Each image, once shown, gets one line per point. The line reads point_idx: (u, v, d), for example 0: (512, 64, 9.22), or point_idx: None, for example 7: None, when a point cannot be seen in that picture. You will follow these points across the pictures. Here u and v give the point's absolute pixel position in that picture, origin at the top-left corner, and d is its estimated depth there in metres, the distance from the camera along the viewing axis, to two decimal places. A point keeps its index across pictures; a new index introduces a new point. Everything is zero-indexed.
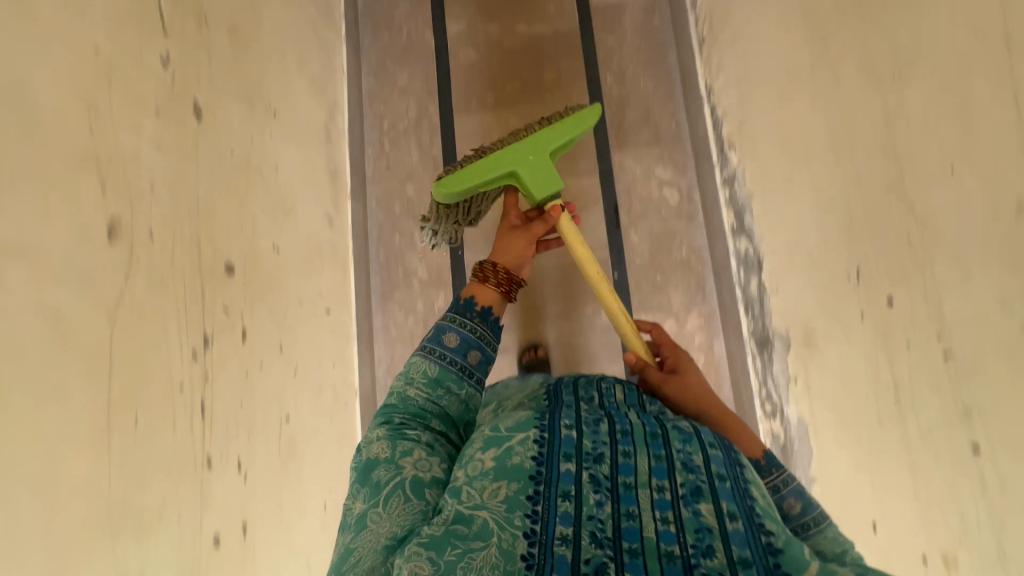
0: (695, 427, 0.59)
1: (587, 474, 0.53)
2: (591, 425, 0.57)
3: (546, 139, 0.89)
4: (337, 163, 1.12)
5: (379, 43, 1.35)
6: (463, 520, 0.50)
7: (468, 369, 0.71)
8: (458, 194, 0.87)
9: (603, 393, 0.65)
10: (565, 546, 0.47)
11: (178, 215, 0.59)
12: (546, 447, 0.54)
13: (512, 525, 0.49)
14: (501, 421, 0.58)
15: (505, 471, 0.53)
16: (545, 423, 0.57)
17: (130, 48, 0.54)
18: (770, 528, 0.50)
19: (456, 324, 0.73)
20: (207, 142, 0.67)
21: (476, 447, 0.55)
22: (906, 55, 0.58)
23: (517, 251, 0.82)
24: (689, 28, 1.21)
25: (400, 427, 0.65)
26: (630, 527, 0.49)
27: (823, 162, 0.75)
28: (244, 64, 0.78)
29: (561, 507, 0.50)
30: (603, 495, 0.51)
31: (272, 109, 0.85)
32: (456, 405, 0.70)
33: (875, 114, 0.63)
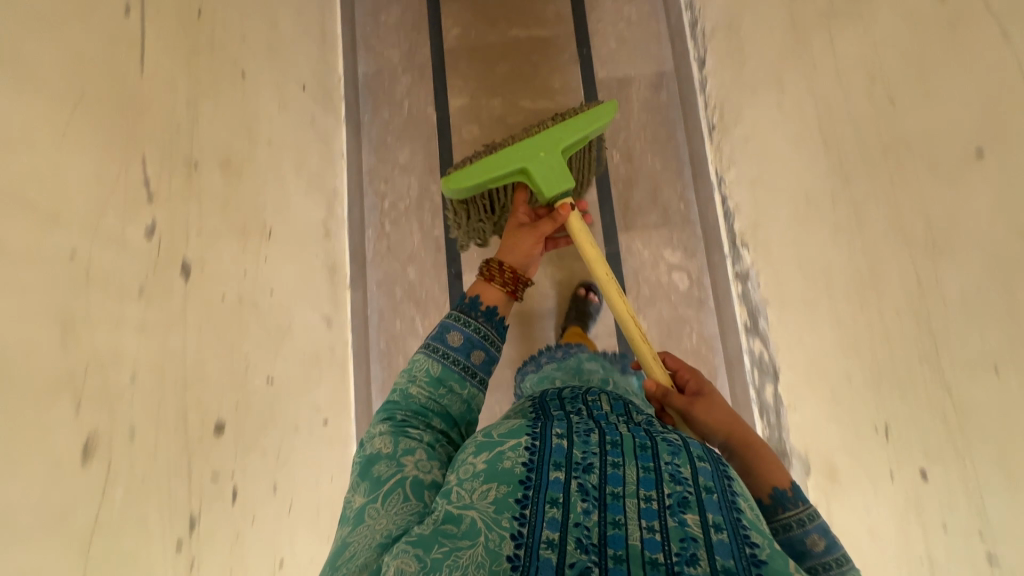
0: (684, 439, 0.57)
1: (575, 483, 0.51)
2: (581, 434, 0.56)
3: (559, 134, 0.90)
4: (336, 257, 1.09)
5: (380, 119, 1.33)
6: (453, 519, 0.50)
7: (470, 369, 0.73)
8: (471, 188, 0.89)
9: (590, 405, 0.63)
10: (550, 549, 0.46)
11: (163, 396, 0.56)
12: (536, 455, 0.53)
13: (499, 528, 0.48)
14: (494, 429, 0.59)
15: (495, 474, 0.53)
16: (536, 432, 0.56)
17: (112, 236, 0.51)
18: (756, 540, 0.49)
19: (461, 323, 0.75)
20: (197, 299, 0.63)
21: (469, 452, 0.57)
22: (941, 229, 0.54)
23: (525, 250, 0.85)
24: (699, 111, 1.19)
25: (402, 424, 0.67)
26: (615, 535, 0.47)
27: (845, 301, 0.71)
28: (238, 195, 0.75)
29: (547, 513, 0.49)
30: (590, 503, 0.50)
31: (267, 229, 0.82)
32: (457, 403, 0.72)
33: (907, 278, 0.59)
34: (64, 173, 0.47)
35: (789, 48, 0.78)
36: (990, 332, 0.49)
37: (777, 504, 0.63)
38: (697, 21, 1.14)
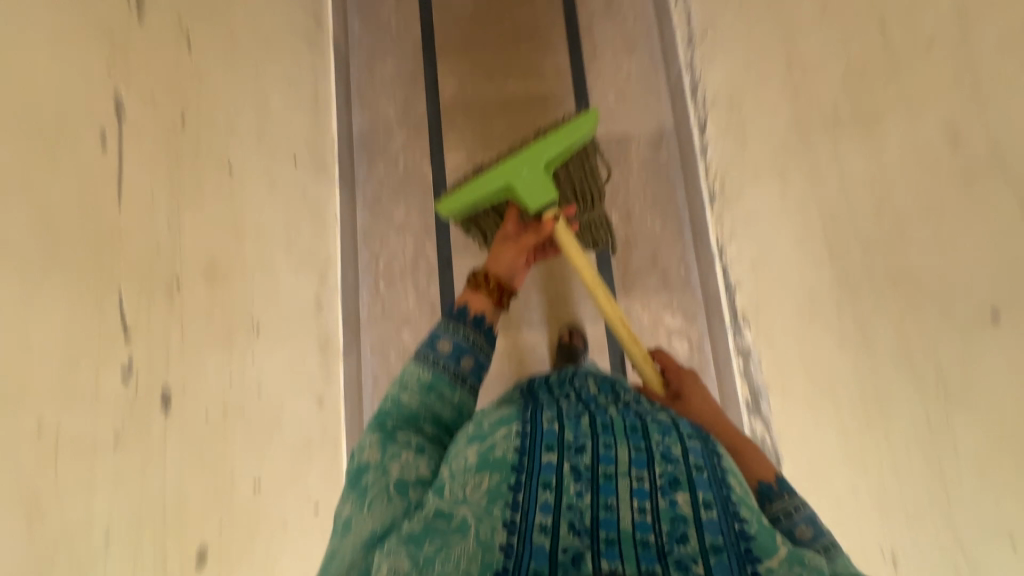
0: (674, 422, 0.68)
1: (568, 465, 0.59)
2: (572, 420, 0.64)
3: (540, 149, 0.89)
4: (328, 329, 1.07)
5: (374, 176, 1.30)
6: (442, 516, 0.56)
7: (461, 376, 0.72)
8: (462, 212, 0.92)
9: (578, 389, 0.75)
10: (543, 535, 0.55)
11: (139, 547, 0.54)
12: (528, 440, 0.61)
13: (491, 515, 0.56)
14: (484, 419, 0.65)
15: (487, 464, 0.59)
16: (527, 419, 0.64)
17: (83, 394, 0.49)
18: (745, 516, 0.58)
19: (449, 333, 0.73)
20: (178, 427, 0.61)
21: (462, 443, 0.63)
22: (954, 380, 0.51)
23: (508, 260, 0.83)
24: (700, 180, 1.14)
25: (392, 432, 0.65)
26: (608, 518, 0.56)
27: (850, 416, 0.69)
28: (223, 298, 0.72)
29: (541, 497, 0.57)
30: (582, 486, 0.58)
31: (255, 323, 0.80)
32: (448, 410, 0.70)
33: (916, 416, 0.56)
34: (31, 344, 0.44)
35: (793, 142, 0.76)
36: (1006, 500, 0.46)
37: (766, 496, 0.68)
38: (698, 84, 1.12)
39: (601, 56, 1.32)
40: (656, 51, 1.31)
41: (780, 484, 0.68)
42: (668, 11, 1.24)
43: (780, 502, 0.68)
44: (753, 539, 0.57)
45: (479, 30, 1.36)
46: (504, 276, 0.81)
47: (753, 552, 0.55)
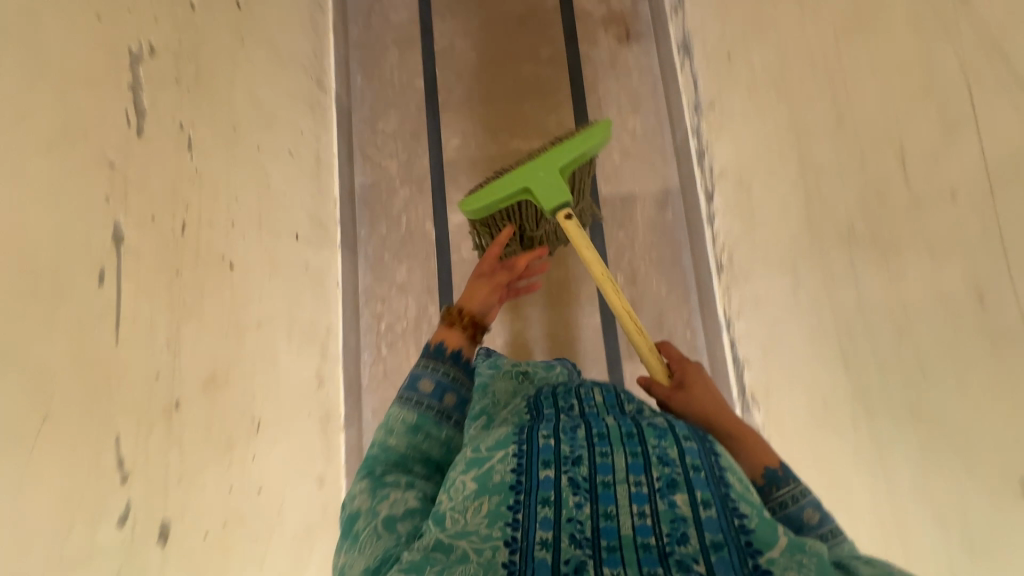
0: (669, 423, 0.63)
1: (565, 478, 0.56)
2: (568, 432, 0.61)
3: (556, 155, 0.94)
4: (329, 403, 1.05)
5: (376, 234, 1.28)
6: (443, 547, 0.53)
7: (444, 412, 0.81)
8: (482, 213, 0.98)
9: (583, 400, 0.69)
10: (545, 550, 0.50)
11: None
12: (524, 458, 0.58)
13: (493, 536, 0.53)
14: (481, 441, 0.62)
15: (486, 487, 0.56)
16: (523, 437, 0.60)
17: (75, 560, 0.47)
18: (743, 511, 0.53)
19: (430, 372, 0.84)
20: (176, 559, 0.59)
21: (459, 469, 0.60)
22: (980, 538, 0.49)
23: (482, 298, 0.96)
24: (706, 245, 1.13)
25: (380, 476, 0.67)
26: (608, 527, 0.52)
27: (869, 534, 0.67)
28: (223, 404, 0.70)
29: (541, 513, 0.53)
30: (581, 496, 0.55)
31: (255, 420, 0.78)
32: (436, 448, 0.77)
33: (940, 560, 0.55)
34: (21, 527, 0.42)
35: (806, 242, 0.74)
36: None
37: (770, 483, 0.69)
38: (704, 153, 1.10)
39: (606, 113, 1.31)
40: (660, 111, 1.30)
41: (786, 469, 0.69)
42: (672, 72, 1.23)
43: (788, 487, 0.68)
44: (754, 532, 0.52)
45: (481, 86, 1.35)
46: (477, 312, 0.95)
47: (758, 555, 0.49)
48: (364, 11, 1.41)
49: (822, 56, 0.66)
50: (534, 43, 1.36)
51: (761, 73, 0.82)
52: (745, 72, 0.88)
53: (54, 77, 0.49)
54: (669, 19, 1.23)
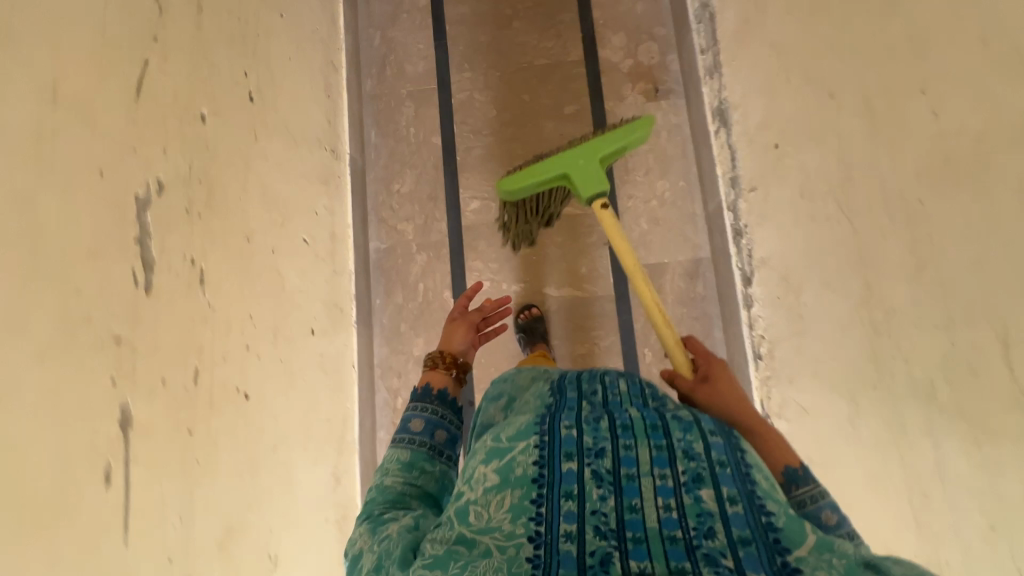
0: (695, 415, 0.59)
1: (589, 470, 0.52)
2: (591, 422, 0.57)
3: (599, 143, 0.94)
4: (346, 498, 1.00)
5: (392, 303, 1.23)
6: (465, 542, 0.49)
7: (438, 448, 0.69)
8: (520, 195, 0.98)
9: (608, 387, 0.63)
10: (570, 543, 0.47)
11: None
12: (546, 450, 0.54)
13: (516, 533, 0.48)
14: (501, 430, 0.58)
15: (507, 480, 0.52)
16: (544, 428, 0.56)
17: None
18: (770, 509, 0.51)
19: (416, 410, 0.72)
20: None
21: (479, 459, 0.56)
22: None
23: (459, 338, 0.87)
24: (745, 338, 1.04)
25: (381, 518, 0.58)
26: (632, 519, 0.49)
27: None
28: (240, 552, 0.65)
29: (564, 506, 0.49)
30: (605, 489, 0.51)
31: (273, 553, 0.73)
32: (434, 484, 0.67)
33: None
34: None
35: (868, 374, 0.69)
36: None
37: (790, 482, 0.64)
38: (742, 233, 1.04)
39: (633, 176, 1.25)
40: (691, 175, 1.24)
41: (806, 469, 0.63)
42: (705, 139, 1.16)
43: (805, 486, 0.64)
44: (782, 530, 0.49)
45: (502, 146, 1.28)
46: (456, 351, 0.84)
47: (789, 555, 0.47)
48: (379, 64, 1.35)
49: (897, 193, 0.60)
50: (557, 99, 1.30)
51: (815, 179, 0.76)
52: (795, 172, 0.82)
53: (54, 266, 0.44)
54: (703, 82, 1.16)
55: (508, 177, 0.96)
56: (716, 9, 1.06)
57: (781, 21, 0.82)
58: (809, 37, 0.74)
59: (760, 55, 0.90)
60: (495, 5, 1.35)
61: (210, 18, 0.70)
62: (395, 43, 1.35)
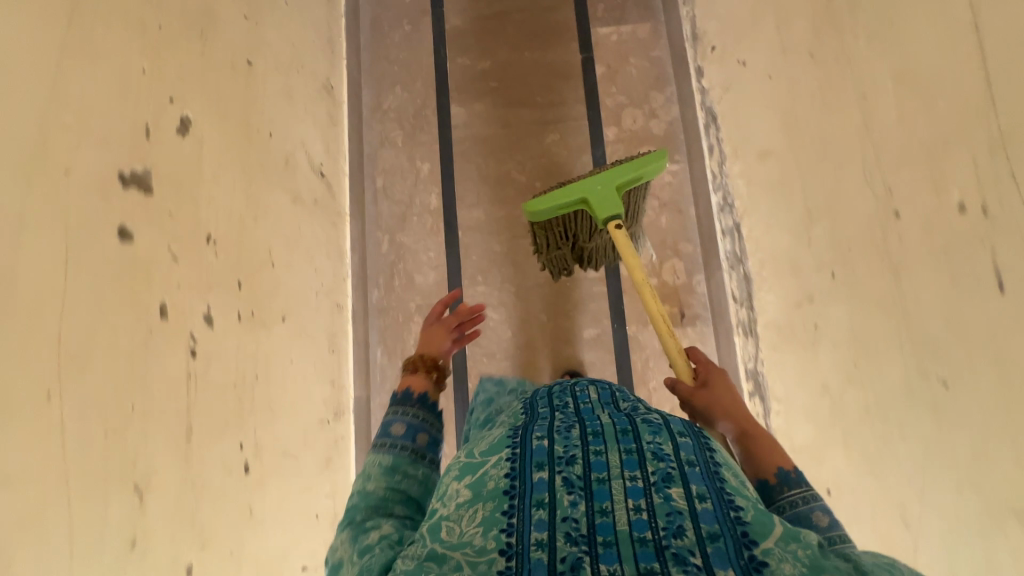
0: (663, 417, 0.57)
1: (560, 477, 0.50)
2: (563, 430, 0.55)
3: (622, 172, 0.97)
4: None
5: None
6: (436, 557, 0.48)
7: (418, 452, 0.69)
8: (540, 216, 0.99)
9: (578, 398, 0.60)
10: (541, 551, 0.46)
11: None
12: (517, 460, 0.52)
13: (486, 548, 0.47)
14: (476, 446, 0.58)
15: (479, 494, 0.51)
16: (516, 439, 0.55)
17: None
18: (739, 504, 0.49)
19: (400, 415, 0.73)
20: None
21: (454, 476, 0.55)
22: None
23: (437, 341, 0.93)
24: None
25: (362, 525, 0.59)
26: (603, 523, 0.47)
27: None
28: None
29: (536, 515, 0.48)
30: (577, 495, 0.49)
31: None
32: (417, 481, 0.67)
33: None
34: None
35: None
36: None
37: (781, 484, 0.67)
38: None
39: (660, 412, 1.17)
40: None
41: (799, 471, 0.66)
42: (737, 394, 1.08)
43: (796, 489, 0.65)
44: (751, 524, 0.47)
45: (518, 370, 1.21)
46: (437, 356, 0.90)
47: (757, 548, 0.45)
48: (387, 272, 1.26)
49: None
50: (578, 319, 1.22)
51: None
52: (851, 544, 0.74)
53: None
54: (733, 330, 1.08)
55: (533, 198, 0.97)
56: (750, 270, 0.98)
57: (837, 377, 0.73)
58: (875, 431, 0.66)
59: (808, 378, 0.82)
60: (513, 210, 1.28)
61: (202, 424, 0.62)
62: (404, 247, 1.28)
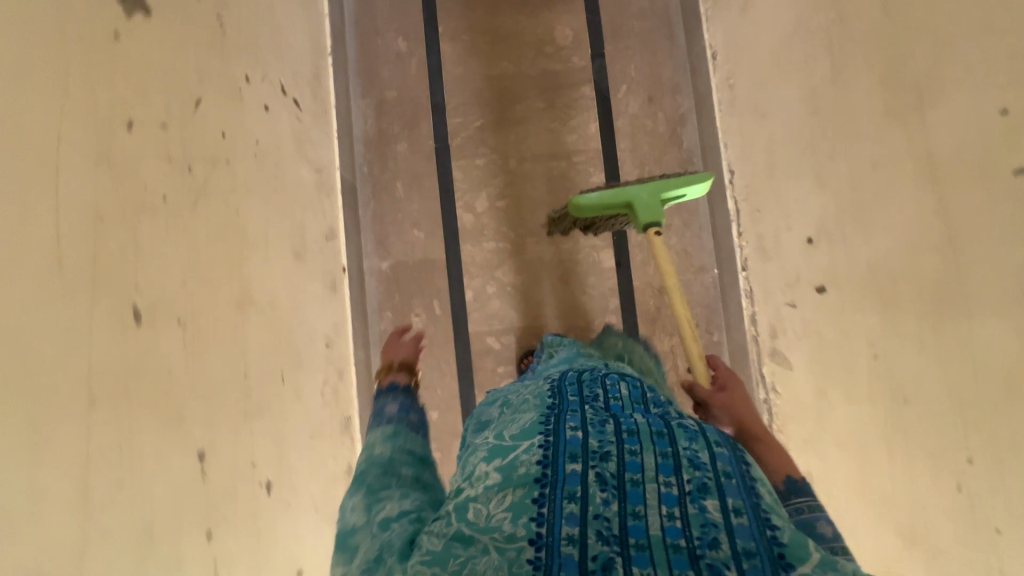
0: (700, 424, 0.56)
1: (593, 473, 0.49)
2: (597, 424, 0.54)
3: (672, 185, 0.90)
4: None
5: None
6: (463, 539, 0.47)
7: (416, 424, 0.68)
8: (583, 213, 0.93)
9: (608, 390, 0.61)
10: (571, 546, 0.44)
11: None
12: (550, 449, 0.51)
13: (516, 535, 0.46)
14: (506, 430, 0.57)
15: (510, 480, 0.50)
16: (549, 428, 0.54)
17: None
18: (775, 523, 0.48)
19: (392, 395, 0.70)
20: None
21: (483, 457, 0.55)
22: None
23: (401, 351, 0.81)
24: None
25: (375, 491, 0.58)
26: (636, 524, 0.46)
27: None
28: None
29: (566, 508, 0.46)
30: (609, 493, 0.48)
31: None
32: (420, 444, 0.65)
33: None
34: None
35: None
36: None
37: (789, 491, 0.64)
38: None
39: None
40: None
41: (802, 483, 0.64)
42: None
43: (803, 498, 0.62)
44: (788, 546, 0.46)
45: None
46: (411, 358, 0.80)
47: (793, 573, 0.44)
48: None
49: None
50: None
51: None
52: None
53: None
54: None
55: (584, 193, 0.89)
56: None
57: None
58: None
59: None
60: None
61: None
62: None
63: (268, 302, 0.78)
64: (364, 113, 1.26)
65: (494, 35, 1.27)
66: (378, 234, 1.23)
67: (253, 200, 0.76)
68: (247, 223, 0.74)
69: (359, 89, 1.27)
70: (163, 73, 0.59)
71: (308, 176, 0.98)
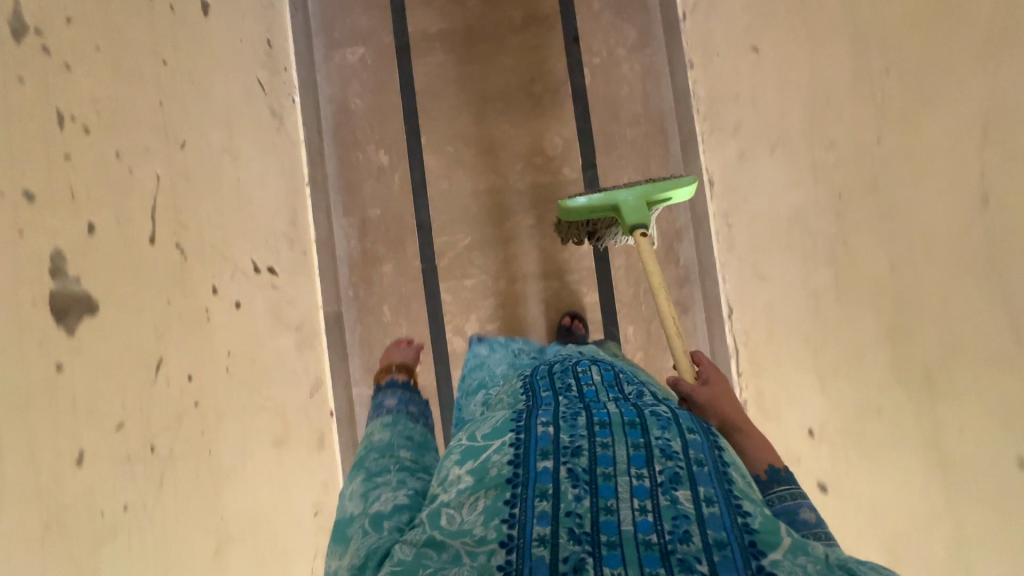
0: (672, 411, 0.53)
1: (565, 469, 0.46)
2: (569, 418, 0.51)
3: (661, 185, 0.86)
4: None
5: None
6: (435, 545, 0.45)
7: (413, 415, 0.71)
8: (571, 215, 0.90)
9: (580, 380, 0.58)
10: (542, 547, 0.42)
11: None
12: (521, 447, 0.49)
13: (487, 538, 0.43)
14: (478, 430, 0.54)
15: (481, 482, 0.47)
16: (521, 425, 0.51)
17: None
18: (747, 509, 0.45)
19: (390, 391, 0.74)
20: None
21: (454, 460, 0.52)
22: None
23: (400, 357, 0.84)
24: None
25: (372, 476, 0.59)
26: (608, 521, 0.43)
27: None
28: None
29: (538, 507, 0.44)
30: (582, 489, 0.45)
31: None
32: (418, 432, 0.69)
33: None
34: None
35: None
36: None
37: (773, 480, 0.58)
38: None
39: None
40: None
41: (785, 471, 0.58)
42: None
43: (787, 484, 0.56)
44: (759, 533, 0.43)
45: None
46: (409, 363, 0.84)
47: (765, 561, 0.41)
48: None
49: None
50: None
51: None
52: None
53: None
54: None
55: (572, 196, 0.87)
56: None
57: None
58: None
59: None
60: None
61: None
62: None
63: (249, 525, 0.75)
64: (347, 233, 1.21)
65: (481, 146, 1.21)
66: (367, 363, 1.19)
67: (228, 424, 0.73)
68: (223, 457, 0.71)
69: (341, 207, 1.21)
70: (119, 368, 0.56)
71: (288, 342, 0.94)
